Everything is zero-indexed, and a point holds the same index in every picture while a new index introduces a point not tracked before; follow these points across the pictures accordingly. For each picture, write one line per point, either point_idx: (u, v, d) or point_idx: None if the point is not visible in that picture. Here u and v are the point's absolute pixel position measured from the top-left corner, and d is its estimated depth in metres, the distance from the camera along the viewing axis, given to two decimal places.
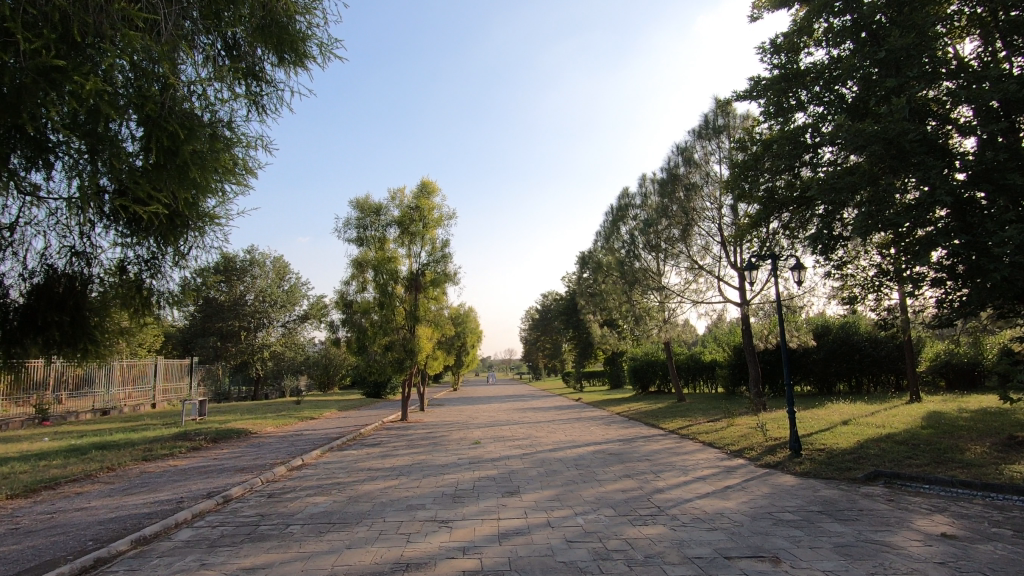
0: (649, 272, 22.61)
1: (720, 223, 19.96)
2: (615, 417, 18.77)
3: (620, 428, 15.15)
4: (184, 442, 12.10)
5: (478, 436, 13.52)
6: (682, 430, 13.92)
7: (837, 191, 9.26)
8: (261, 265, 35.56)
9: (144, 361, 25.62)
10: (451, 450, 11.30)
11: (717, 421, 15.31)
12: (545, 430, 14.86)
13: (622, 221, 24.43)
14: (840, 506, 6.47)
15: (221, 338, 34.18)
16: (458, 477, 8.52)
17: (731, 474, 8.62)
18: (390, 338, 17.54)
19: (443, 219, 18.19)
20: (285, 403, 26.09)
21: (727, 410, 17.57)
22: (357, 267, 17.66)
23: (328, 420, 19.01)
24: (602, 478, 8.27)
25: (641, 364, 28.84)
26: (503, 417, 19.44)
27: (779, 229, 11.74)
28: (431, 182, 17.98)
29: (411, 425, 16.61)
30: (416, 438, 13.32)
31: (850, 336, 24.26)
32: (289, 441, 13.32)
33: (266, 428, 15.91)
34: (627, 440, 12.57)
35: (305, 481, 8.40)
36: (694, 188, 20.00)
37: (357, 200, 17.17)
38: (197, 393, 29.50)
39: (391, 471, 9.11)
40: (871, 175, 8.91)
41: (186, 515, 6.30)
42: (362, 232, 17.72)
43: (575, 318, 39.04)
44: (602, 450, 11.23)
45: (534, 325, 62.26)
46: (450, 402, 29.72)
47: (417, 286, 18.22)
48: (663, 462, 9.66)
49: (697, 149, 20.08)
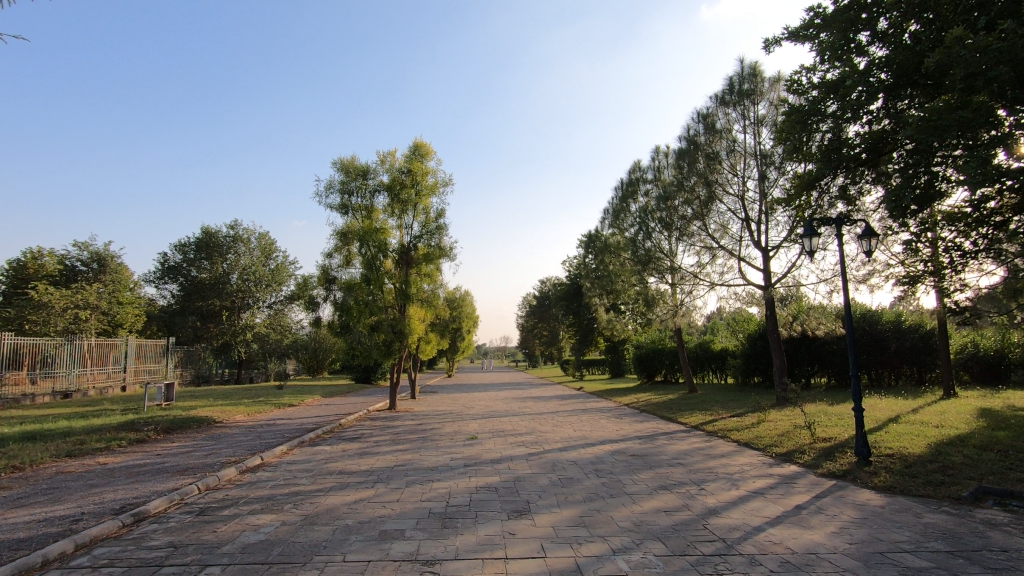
0: (661, 251, 20.85)
1: (743, 199, 18.06)
2: (624, 409, 17.08)
3: (636, 422, 13.42)
4: (128, 434, 10.26)
5: (474, 430, 11.75)
6: (707, 427, 12.26)
7: (939, 133, 7.19)
8: (246, 242, 33.56)
9: (115, 340, 23.73)
10: (443, 448, 9.49)
11: (744, 416, 13.60)
12: (551, 423, 13.11)
13: (632, 198, 22.73)
14: (974, 546, 4.71)
15: (202, 318, 32.28)
16: (450, 486, 6.74)
17: (793, 487, 6.85)
18: (377, 318, 15.69)
19: (438, 186, 16.27)
20: (266, 388, 24.33)
21: (750, 404, 15.89)
22: (341, 238, 15.77)
23: (309, 408, 17.21)
24: (633, 491, 6.49)
25: (646, 352, 27.13)
26: (502, 407, 17.71)
27: (841, 193, 9.96)
28: (425, 144, 16.02)
29: (400, 415, 14.87)
30: (402, 432, 11.53)
31: (873, 325, 22.62)
32: (255, 432, 11.52)
33: (236, 416, 14.14)
34: (648, 438, 10.84)
35: (255, 489, 6.59)
36: (718, 159, 18.10)
37: (341, 161, 15.17)
38: (174, 376, 27.60)
39: (368, 475, 7.33)
40: (987, 111, 6.88)
41: (66, 545, 4.48)
42: (346, 198, 15.71)
43: (577, 304, 37.32)
44: (622, 450, 9.47)
45: (530, 312, 60.43)
46: (444, 389, 28.00)
47: (408, 261, 16.32)
48: (702, 469, 7.90)
49: (719, 117, 18.17)
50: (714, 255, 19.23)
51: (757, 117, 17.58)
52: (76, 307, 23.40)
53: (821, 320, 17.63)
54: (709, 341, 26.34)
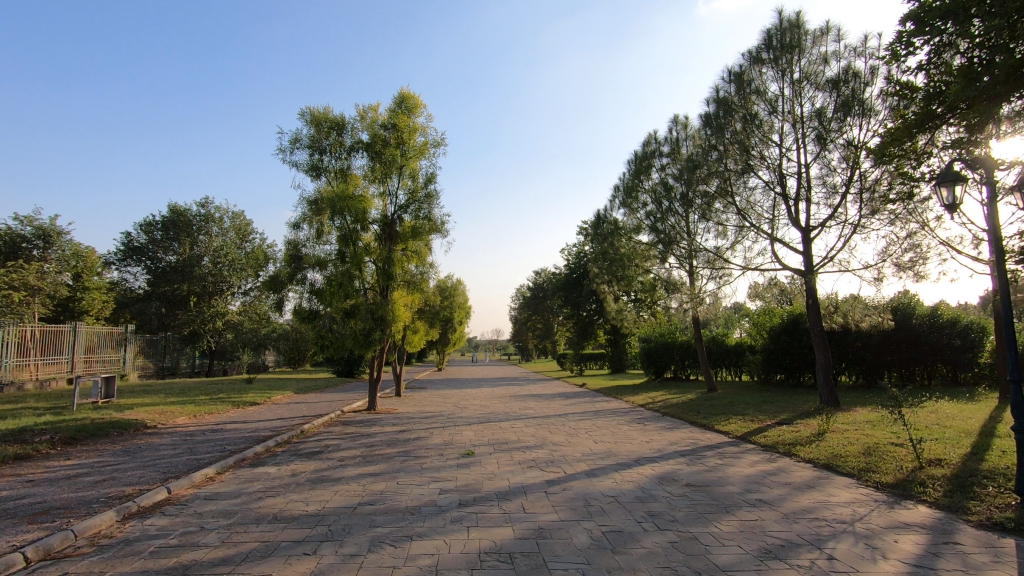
0: (680, 231, 18.57)
1: (780, 172, 15.67)
2: (641, 412, 14.68)
3: (666, 431, 10.97)
4: (10, 447, 7.64)
5: (469, 442, 9.24)
6: (758, 439, 9.90)
7: None
8: (218, 222, 30.77)
9: (59, 326, 20.82)
10: (429, 472, 6.98)
11: (795, 424, 11.23)
12: (563, 431, 10.63)
13: (646, 173, 20.45)
14: None
15: (169, 304, 29.42)
16: (437, 553, 4.25)
17: (968, 554, 4.43)
18: (353, 302, 13.20)
19: (427, 146, 13.74)
20: (234, 382, 21.75)
21: (792, 408, 13.51)
22: (311, 206, 13.14)
23: (274, 407, 14.66)
24: (731, 568, 4.03)
25: (656, 347, 24.80)
26: (499, 408, 15.21)
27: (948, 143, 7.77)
28: (413, 94, 13.41)
29: (379, 419, 12.31)
30: (377, 444, 9.00)
31: (907, 318, 20.22)
32: (190, 444, 8.92)
33: (178, 418, 11.57)
34: (694, 456, 8.40)
35: (120, 560, 4.03)
36: (754, 123, 15.63)
37: (310, 111, 12.48)
38: (133, 369, 24.82)
39: (314, 527, 4.80)
40: None
41: None
42: (317, 158, 13.03)
43: (576, 295, 34.95)
44: (671, 476, 7.02)
45: (523, 304, 57.90)
46: (433, 385, 25.51)
47: (392, 235, 13.79)
48: (801, 514, 5.46)
49: (753, 76, 15.69)
50: (742, 236, 16.97)
51: (798, 75, 15.03)
52: (12, 288, 20.41)
53: (867, 312, 15.42)
54: (724, 334, 24.10)
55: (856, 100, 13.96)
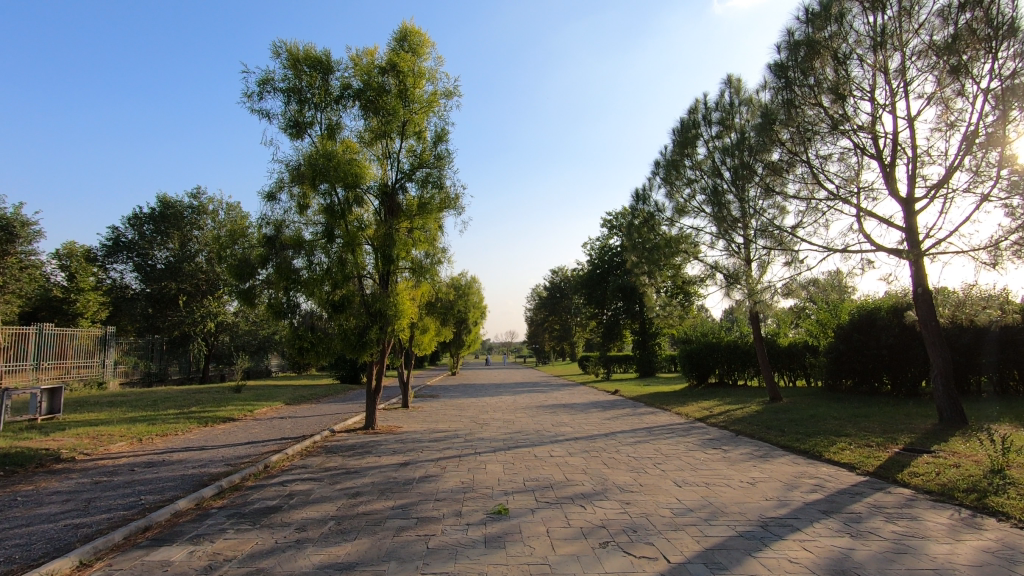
0: (739, 209, 15.59)
1: (873, 131, 12.67)
2: (706, 431, 11.72)
3: (763, 463, 8.01)
4: None
5: (499, 488, 6.36)
6: (910, 481, 6.87)
7: None
8: (212, 214, 28.36)
9: (22, 328, 18.16)
10: (440, 561, 4.11)
11: (939, 455, 8.18)
12: (624, 465, 7.71)
13: (692, 144, 17.47)
14: None
15: (158, 304, 26.88)
16: None
17: None
18: (344, 292, 10.53)
19: (437, 98, 10.95)
20: (220, 391, 19.11)
21: (907, 429, 10.43)
22: (291, 172, 10.39)
23: (252, 424, 11.90)
24: None
25: (698, 349, 21.75)
26: (528, 424, 12.33)
27: None
28: (417, 29, 10.62)
29: (377, 444, 9.49)
30: (365, 493, 6.15)
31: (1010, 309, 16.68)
32: (95, 494, 6.12)
33: (113, 446, 8.77)
34: (848, 517, 5.42)
35: None
36: (840, 70, 12.61)
37: (285, 47, 9.74)
38: (114, 376, 22.33)
39: None
40: None
41: None
42: (296, 109, 10.30)
43: (602, 291, 31.91)
44: (855, 571, 4.06)
45: (539, 305, 54.82)
46: (447, 392, 22.64)
47: (393, 208, 11.00)
48: None
49: (837, 13, 12.71)
50: (816, 212, 14.01)
51: (898, 7, 12.02)
52: None
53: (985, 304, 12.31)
54: (776, 333, 21.08)
55: (988, 26, 10.73)
